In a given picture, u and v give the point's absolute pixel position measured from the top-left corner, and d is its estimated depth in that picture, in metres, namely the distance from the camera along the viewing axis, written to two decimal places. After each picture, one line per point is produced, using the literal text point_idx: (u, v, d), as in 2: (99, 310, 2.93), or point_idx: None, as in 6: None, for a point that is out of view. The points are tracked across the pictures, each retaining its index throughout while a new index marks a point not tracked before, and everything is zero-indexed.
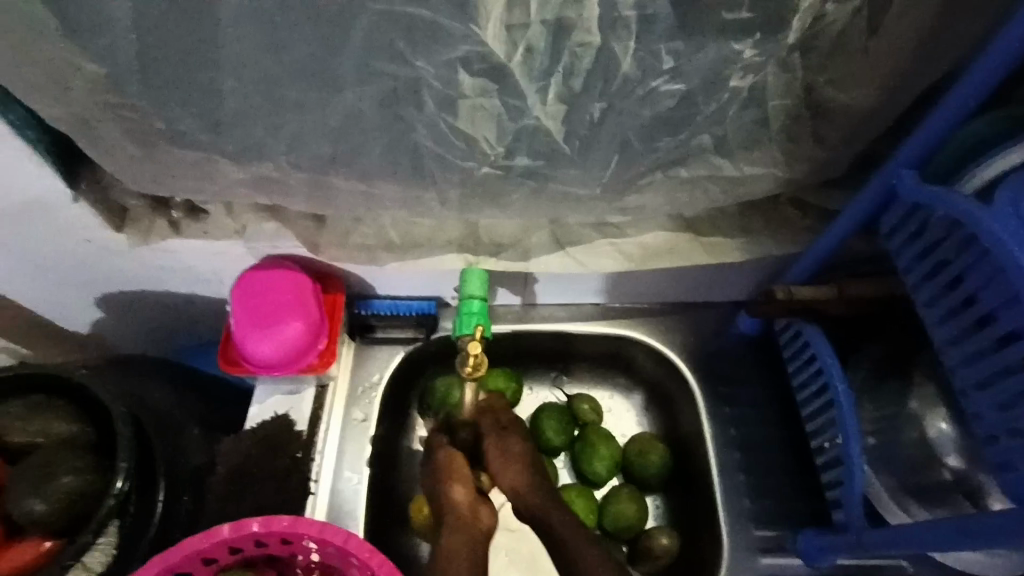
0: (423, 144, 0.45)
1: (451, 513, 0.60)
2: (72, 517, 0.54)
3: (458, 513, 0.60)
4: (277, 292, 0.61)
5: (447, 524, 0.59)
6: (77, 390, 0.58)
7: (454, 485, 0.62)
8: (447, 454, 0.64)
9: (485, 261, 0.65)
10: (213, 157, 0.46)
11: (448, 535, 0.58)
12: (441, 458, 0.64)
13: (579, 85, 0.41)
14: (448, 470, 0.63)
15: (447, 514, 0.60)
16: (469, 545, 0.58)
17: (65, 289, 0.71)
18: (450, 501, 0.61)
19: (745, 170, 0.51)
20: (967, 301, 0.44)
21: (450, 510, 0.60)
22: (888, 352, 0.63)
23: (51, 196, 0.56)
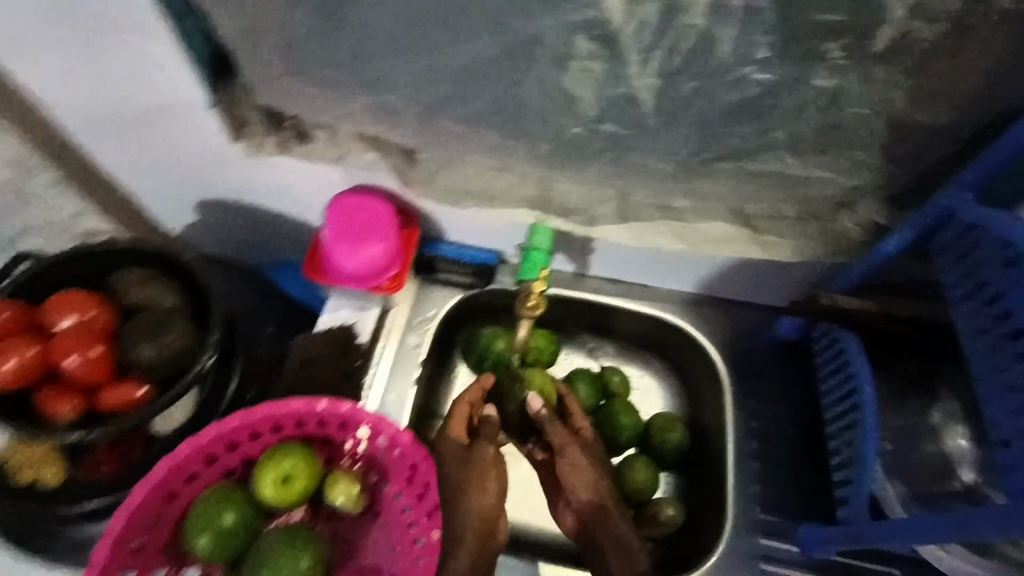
0: (529, 96, 0.50)
1: (472, 518, 0.66)
2: (168, 372, 0.62)
3: (475, 527, 0.65)
4: (368, 216, 0.68)
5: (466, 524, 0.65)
6: (183, 269, 0.67)
7: (481, 496, 0.66)
8: (490, 457, 0.68)
9: (553, 220, 0.70)
10: (347, 80, 0.53)
11: (466, 544, 0.65)
12: (484, 458, 0.68)
13: (679, 62, 0.46)
14: (479, 474, 0.67)
15: (471, 519, 0.65)
16: (483, 555, 0.65)
17: (176, 189, 0.81)
18: (474, 502, 0.66)
19: (811, 172, 0.56)
20: (1003, 317, 0.48)
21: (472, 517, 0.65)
22: (914, 368, 0.67)
23: (191, 99, 0.64)
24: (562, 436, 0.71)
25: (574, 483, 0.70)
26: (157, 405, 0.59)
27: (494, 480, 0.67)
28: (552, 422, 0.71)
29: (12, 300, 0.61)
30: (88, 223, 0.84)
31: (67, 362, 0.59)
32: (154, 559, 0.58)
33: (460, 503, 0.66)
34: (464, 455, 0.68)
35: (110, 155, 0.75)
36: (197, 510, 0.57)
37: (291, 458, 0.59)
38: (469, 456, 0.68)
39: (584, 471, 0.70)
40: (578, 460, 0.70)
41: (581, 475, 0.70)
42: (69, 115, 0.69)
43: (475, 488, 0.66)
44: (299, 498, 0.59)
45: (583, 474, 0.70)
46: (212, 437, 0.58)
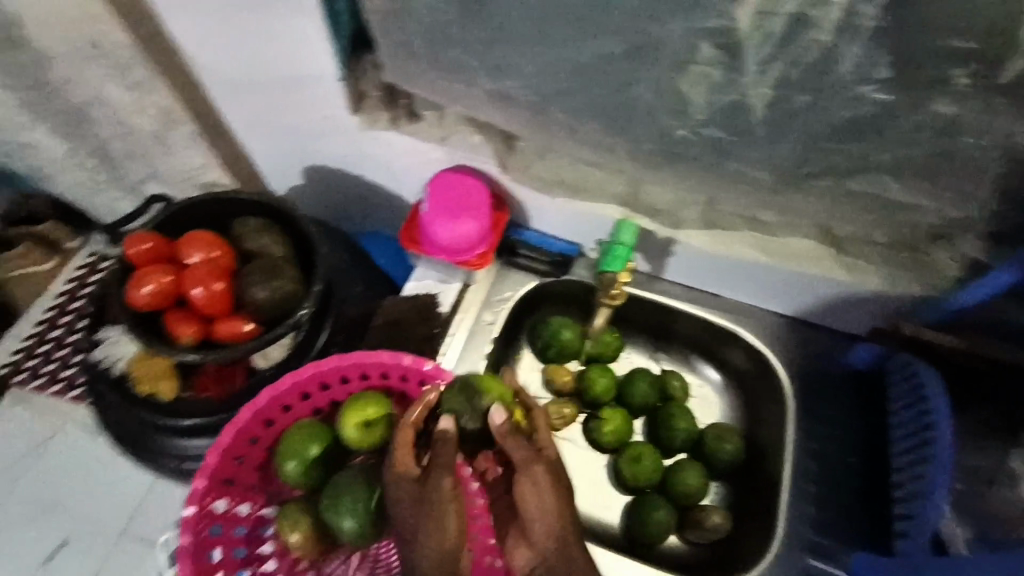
0: (642, 96, 0.53)
1: (435, 550, 0.51)
2: (276, 313, 0.69)
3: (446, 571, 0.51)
4: (466, 193, 0.73)
5: (426, 556, 0.52)
6: (296, 223, 0.74)
7: (444, 525, 0.51)
8: (448, 494, 0.52)
9: (639, 218, 0.72)
10: (473, 66, 0.57)
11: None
12: (441, 493, 0.52)
13: (798, 74, 0.47)
14: (436, 505, 0.52)
15: (432, 550, 0.51)
16: None
17: (291, 153, 0.88)
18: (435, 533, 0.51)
19: (912, 199, 0.56)
20: None
21: (434, 548, 0.51)
22: (996, 413, 0.65)
23: (324, 71, 0.71)
24: (526, 454, 0.56)
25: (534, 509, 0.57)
26: (264, 340, 0.66)
27: (451, 512, 0.52)
28: (513, 439, 0.56)
29: (153, 232, 0.70)
30: (210, 175, 0.94)
31: (192, 290, 0.67)
32: (249, 473, 0.65)
33: (420, 542, 0.52)
34: (418, 488, 0.53)
35: (240, 115, 0.83)
36: (287, 439, 0.62)
37: (367, 405, 0.62)
38: (425, 487, 0.53)
39: (548, 498, 0.56)
40: (541, 482, 0.56)
41: (541, 501, 0.56)
42: (213, 74, 0.77)
43: (437, 519, 0.52)
44: (377, 444, 0.63)
45: (543, 500, 0.56)
46: (308, 375, 0.64)
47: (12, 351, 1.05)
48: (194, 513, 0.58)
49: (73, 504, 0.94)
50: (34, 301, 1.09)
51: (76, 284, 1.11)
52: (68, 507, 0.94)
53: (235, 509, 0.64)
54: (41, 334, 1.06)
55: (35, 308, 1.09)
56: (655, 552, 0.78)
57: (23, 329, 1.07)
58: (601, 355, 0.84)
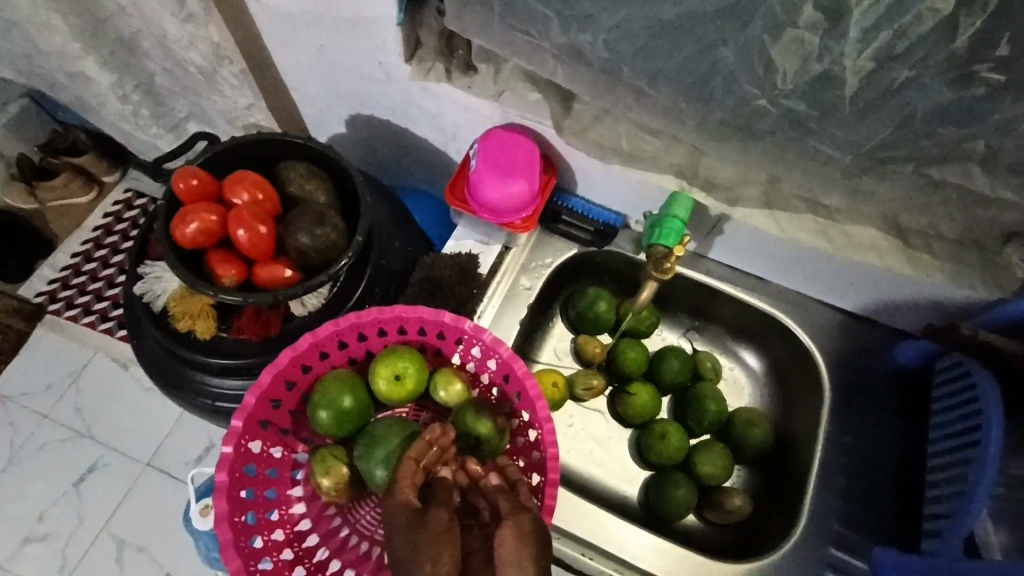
0: (725, 61, 0.50)
1: None
2: (317, 261, 0.68)
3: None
4: (517, 152, 0.70)
5: None
6: (343, 172, 0.72)
7: (432, 558, 0.47)
8: (435, 534, 0.49)
9: (695, 192, 0.69)
10: (546, 16, 0.54)
11: None
12: (438, 522, 0.50)
13: (903, 48, 0.44)
14: (430, 537, 0.49)
15: None
16: None
17: (339, 98, 0.86)
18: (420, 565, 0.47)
19: (999, 192, 0.52)
20: None
21: None
22: None
23: (383, 15, 0.68)
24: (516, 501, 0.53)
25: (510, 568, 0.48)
26: (302, 287, 0.65)
27: (440, 546, 0.48)
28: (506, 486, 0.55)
29: (199, 169, 0.69)
30: (254, 115, 0.92)
31: (235, 232, 0.66)
32: (285, 417, 0.65)
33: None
34: (412, 520, 0.50)
35: (291, 54, 0.81)
36: (320, 389, 0.62)
37: (402, 359, 0.62)
38: (420, 519, 0.50)
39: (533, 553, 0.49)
40: (525, 527, 0.50)
41: (520, 554, 0.48)
42: (268, 10, 0.74)
43: (425, 554, 0.48)
44: (408, 397, 0.63)
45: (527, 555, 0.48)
46: (348, 326, 0.63)
47: (49, 280, 1.06)
48: (232, 451, 0.59)
49: (106, 432, 0.96)
50: (72, 232, 1.10)
51: (111, 219, 1.11)
52: (99, 434, 0.96)
53: (268, 452, 0.64)
54: (77, 266, 1.07)
55: (71, 240, 1.09)
56: (674, 526, 0.78)
57: (59, 260, 1.08)
58: (635, 330, 0.83)
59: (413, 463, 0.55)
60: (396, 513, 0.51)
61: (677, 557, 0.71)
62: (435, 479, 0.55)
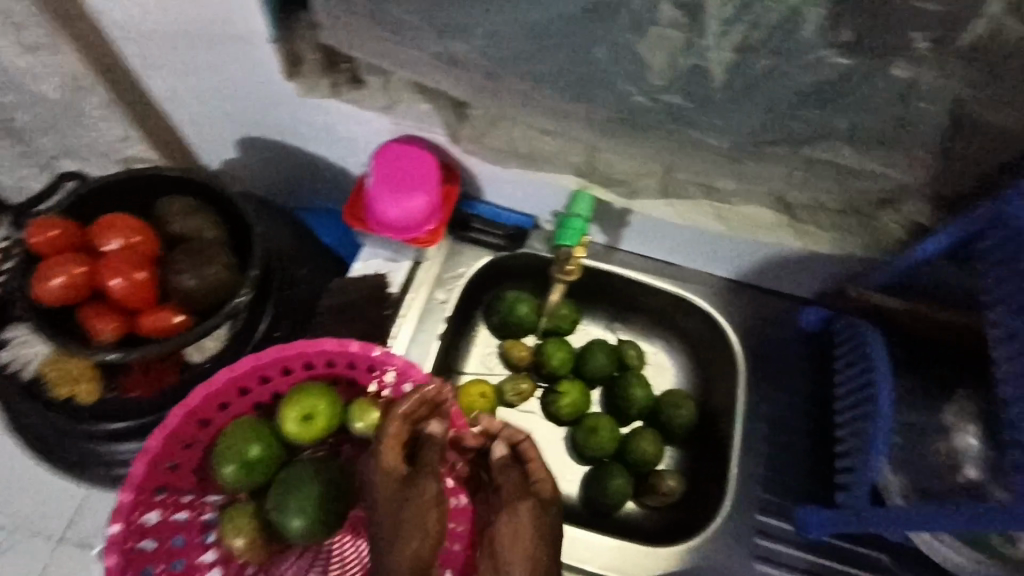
0: (602, 59, 0.51)
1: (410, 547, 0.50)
2: (208, 303, 0.63)
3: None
4: (413, 165, 0.69)
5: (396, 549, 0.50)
6: (228, 203, 0.68)
7: (424, 523, 0.51)
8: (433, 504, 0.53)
9: (595, 187, 0.70)
10: (422, 26, 0.53)
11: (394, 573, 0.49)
12: (427, 492, 0.53)
13: (759, 38, 0.47)
14: (421, 504, 0.52)
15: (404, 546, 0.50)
16: None
17: (222, 123, 0.81)
18: (414, 527, 0.51)
19: (866, 165, 0.56)
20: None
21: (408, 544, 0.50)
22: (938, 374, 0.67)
23: (253, 32, 0.64)
24: (519, 483, 0.57)
25: (505, 537, 0.53)
26: (194, 333, 0.61)
27: (432, 511, 0.52)
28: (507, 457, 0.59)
29: (62, 217, 0.63)
30: (130, 147, 0.85)
31: (110, 281, 0.61)
32: (186, 478, 0.61)
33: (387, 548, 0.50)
34: (404, 487, 0.53)
35: (159, 78, 0.75)
36: (224, 441, 0.58)
37: (313, 396, 0.61)
38: (410, 486, 0.53)
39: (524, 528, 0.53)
40: (524, 522, 0.54)
41: (525, 541, 0.53)
42: (124, 30, 0.68)
43: (416, 517, 0.51)
44: (319, 436, 0.61)
45: (523, 530, 0.53)
46: (249, 368, 0.59)
47: None
48: (121, 530, 0.54)
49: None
50: None
51: None
52: None
53: (170, 519, 0.59)
54: None
55: None
56: (615, 519, 0.79)
57: None
58: (557, 328, 0.84)
59: (401, 424, 0.57)
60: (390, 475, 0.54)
61: (632, 554, 0.72)
62: (427, 436, 0.58)
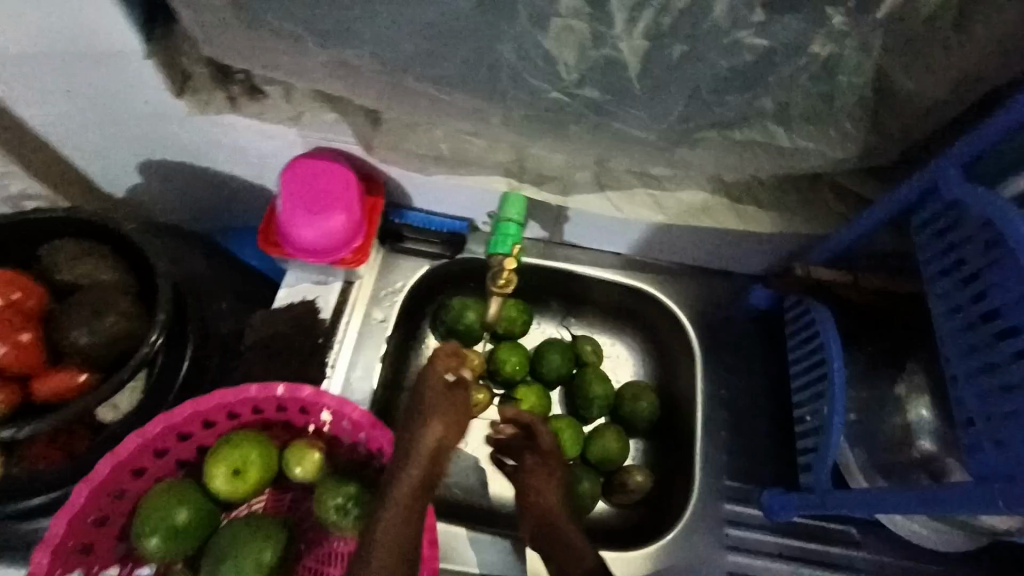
0: (506, 57, 0.46)
1: (443, 441, 0.58)
2: (112, 356, 0.58)
3: (427, 450, 0.57)
4: (325, 182, 0.63)
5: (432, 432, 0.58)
6: (125, 243, 0.62)
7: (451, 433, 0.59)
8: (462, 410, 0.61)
9: (527, 188, 0.66)
10: (302, 34, 0.47)
11: (424, 440, 0.57)
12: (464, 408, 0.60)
13: (669, 23, 0.43)
14: (457, 412, 0.59)
15: (426, 440, 0.57)
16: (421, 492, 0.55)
17: (116, 148, 0.73)
18: (442, 431, 0.58)
19: (798, 144, 0.53)
20: (971, 277, 0.50)
21: (440, 435, 0.58)
22: (890, 346, 0.66)
23: (124, 49, 0.56)
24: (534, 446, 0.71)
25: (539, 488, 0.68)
26: (98, 393, 0.56)
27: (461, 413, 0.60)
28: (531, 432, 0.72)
29: None
30: (12, 186, 0.76)
31: None
32: (103, 555, 0.56)
33: (415, 431, 0.58)
34: (445, 396, 0.60)
35: (28, 108, 0.66)
36: (143, 513, 0.54)
37: (241, 449, 0.56)
38: (452, 399, 0.60)
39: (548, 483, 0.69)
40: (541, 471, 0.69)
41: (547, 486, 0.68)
42: None
43: (444, 420, 0.58)
44: (252, 489, 0.57)
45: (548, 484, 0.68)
46: (162, 429, 0.54)
47: None
48: None
49: None
50: None
51: None
52: None
53: None
54: None
55: None
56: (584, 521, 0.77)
57: None
58: (509, 332, 0.80)
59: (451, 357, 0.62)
60: (434, 383, 0.60)
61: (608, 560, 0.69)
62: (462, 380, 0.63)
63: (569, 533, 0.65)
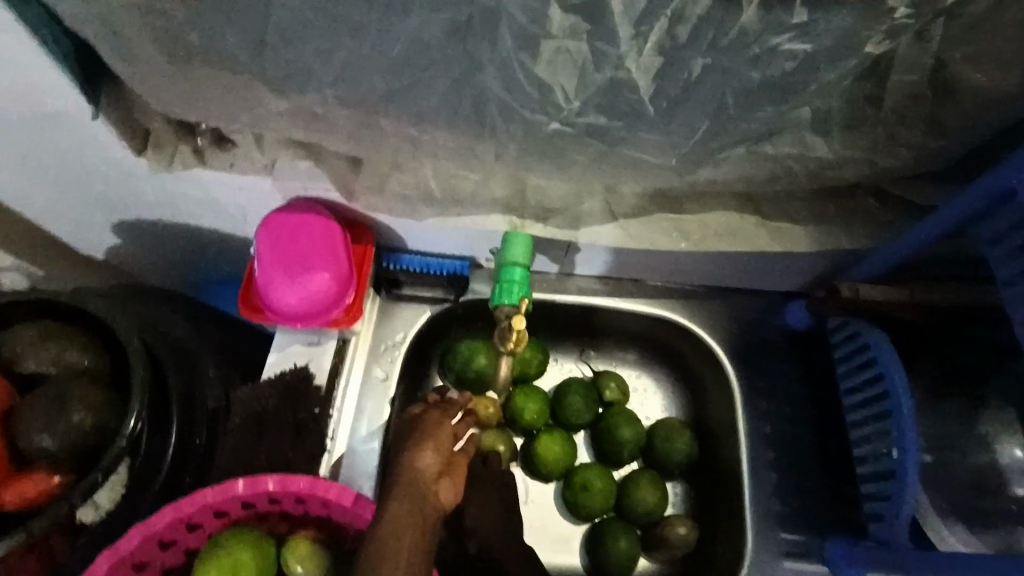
0: (491, 88, 0.39)
1: (427, 461, 0.52)
2: (82, 454, 0.53)
3: (421, 479, 0.51)
4: (306, 238, 0.57)
5: (413, 453, 0.53)
6: (95, 320, 0.57)
7: (427, 450, 0.53)
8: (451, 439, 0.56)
9: (532, 226, 0.59)
10: (254, 82, 0.41)
11: (410, 458, 0.52)
12: (443, 428, 0.55)
13: (685, 34, 0.35)
14: (434, 432, 0.55)
15: (407, 468, 0.51)
16: (419, 517, 0.48)
17: (80, 213, 0.67)
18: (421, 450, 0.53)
19: (840, 154, 0.46)
20: None
21: (419, 452, 0.53)
22: (939, 370, 0.60)
23: (69, 111, 0.50)
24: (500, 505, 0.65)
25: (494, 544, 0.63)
26: (75, 496, 0.50)
27: (443, 436, 0.55)
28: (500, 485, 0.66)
29: None
30: None
31: None
32: None
33: (405, 455, 0.53)
34: (420, 420, 0.56)
35: None
36: None
37: (234, 555, 0.50)
38: (426, 421, 0.56)
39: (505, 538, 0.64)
40: (498, 527, 0.64)
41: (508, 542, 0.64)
42: None
43: (422, 443, 0.54)
44: None
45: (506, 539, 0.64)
46: (140, 540, 0.49)
47: None
48: None
49: None
50: None
51: None
52: None
53: None
54: None
55: None
56: None
57: None
58: (524, 375, 0.72)
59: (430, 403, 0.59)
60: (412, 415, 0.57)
61: None
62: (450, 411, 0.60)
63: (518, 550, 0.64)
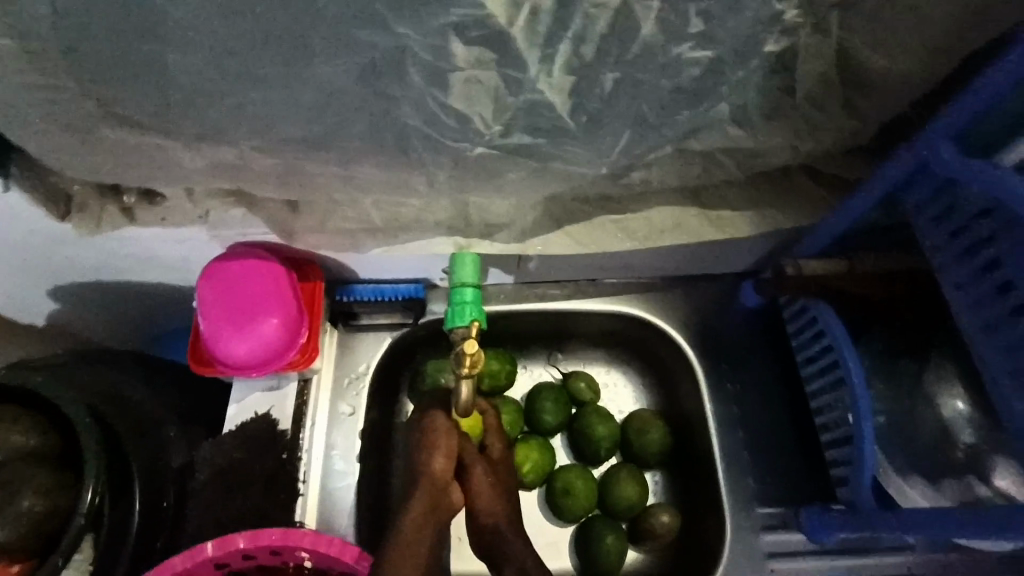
0: (411, 122, 0.39)
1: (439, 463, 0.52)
2: (41, 538, 0.51)
3: (437, 485, 0.51)
4: (250, 285, 0.56)
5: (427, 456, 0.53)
6: (34, 402, 0.55)
7: (439, 454, 0.53)
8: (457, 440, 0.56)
9: (479, 244, 0.59)
10: (168, 141, 0.40)
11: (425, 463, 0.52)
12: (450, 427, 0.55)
13: (592, 52, 0.35)
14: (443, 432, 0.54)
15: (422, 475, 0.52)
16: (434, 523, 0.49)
17: (11, 288, 0.64)
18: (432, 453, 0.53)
19: (762, 142, 0.47)
20: (992, 263, 0.44)
21: (431, 456, 0.53)
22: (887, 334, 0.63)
23: None
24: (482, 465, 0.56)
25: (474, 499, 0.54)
26: None
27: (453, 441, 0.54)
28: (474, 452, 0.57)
29: None
30: None
31: None
32: None
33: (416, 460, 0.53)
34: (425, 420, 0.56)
35: None
36: None
37: None
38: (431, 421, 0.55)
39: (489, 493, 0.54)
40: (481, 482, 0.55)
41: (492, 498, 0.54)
42: None
43: (433, 447, 0.53)
44: None
45: (487, 497, 0.54)
46: None
47: None
48: None
49: None
50: None
51: None
52: None
53: None
54: None
55: None
56: None
57: None
58: (495, 388, 0.72)
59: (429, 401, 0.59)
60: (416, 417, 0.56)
61: None
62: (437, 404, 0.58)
63: (513, 543, 0.52)
